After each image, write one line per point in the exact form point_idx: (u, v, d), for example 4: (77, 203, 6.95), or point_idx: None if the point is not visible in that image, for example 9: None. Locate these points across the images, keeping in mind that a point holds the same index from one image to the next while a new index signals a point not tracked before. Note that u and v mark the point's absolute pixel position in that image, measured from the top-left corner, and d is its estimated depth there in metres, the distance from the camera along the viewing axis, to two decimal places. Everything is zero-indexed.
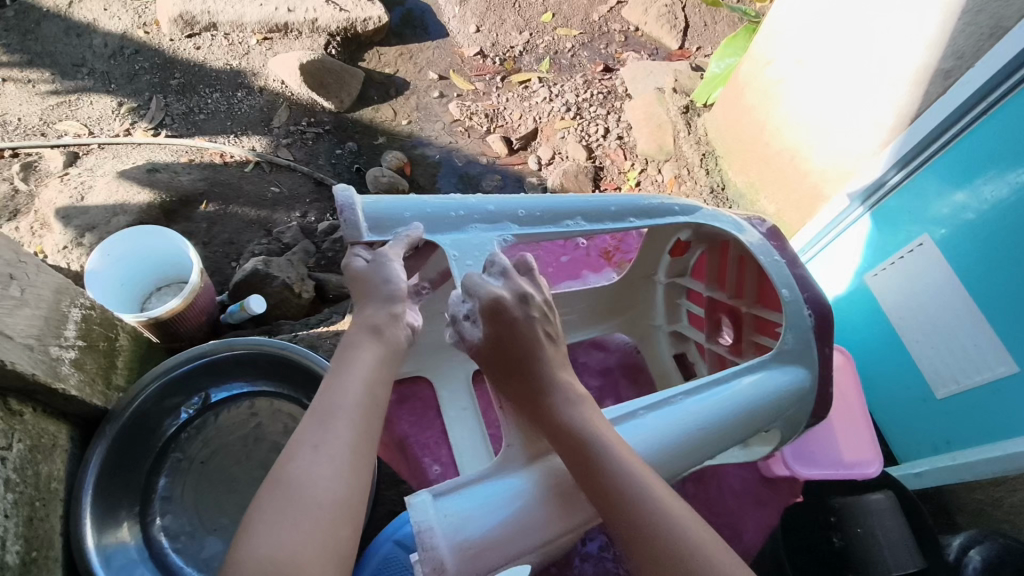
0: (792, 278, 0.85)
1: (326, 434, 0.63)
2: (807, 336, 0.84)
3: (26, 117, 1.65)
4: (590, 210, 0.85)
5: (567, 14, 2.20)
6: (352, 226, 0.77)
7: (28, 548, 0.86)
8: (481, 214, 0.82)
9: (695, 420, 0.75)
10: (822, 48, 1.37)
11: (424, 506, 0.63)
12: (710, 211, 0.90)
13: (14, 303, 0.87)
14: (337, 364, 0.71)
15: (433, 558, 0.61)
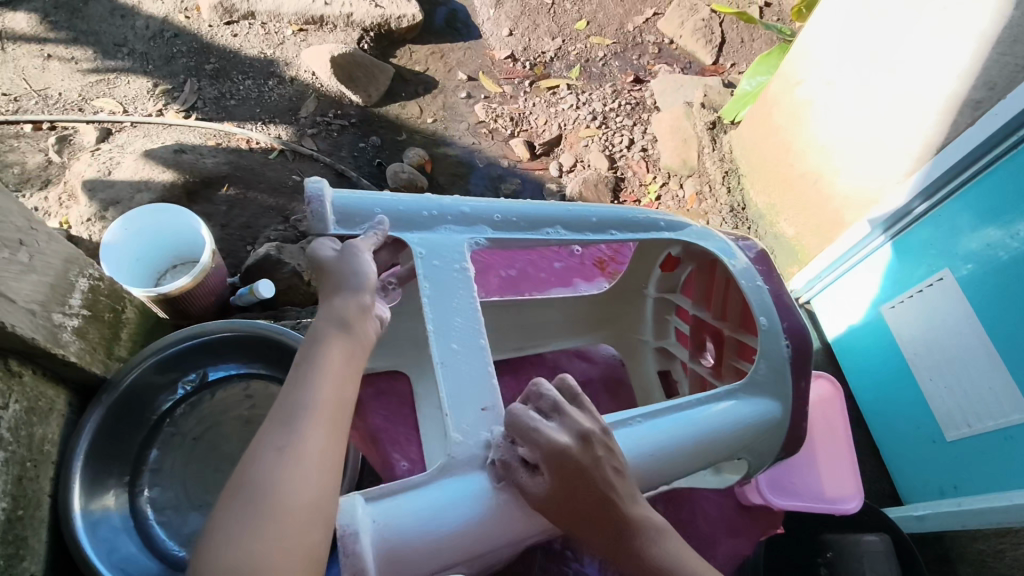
0: (771, 305, 0.84)
1: (293, 438, 0.61)
2: (781, 364, 0.83)
3: (67, 92, 1.71)
4: (568, 219, 0.85)
5: (601, 23, 2.19)
6: (318, 219, 0.76)
7: (14, 507, 0.89)
8: (455, 216, 0.83)
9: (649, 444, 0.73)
10: (853, 70, 1.33)
11: (352, 510, 0.62)
12: (697, 228, 0.91)
13: (22, 269, 0.89)
14: (302, 360, 0.69)
15: (355, 562, 0.60)
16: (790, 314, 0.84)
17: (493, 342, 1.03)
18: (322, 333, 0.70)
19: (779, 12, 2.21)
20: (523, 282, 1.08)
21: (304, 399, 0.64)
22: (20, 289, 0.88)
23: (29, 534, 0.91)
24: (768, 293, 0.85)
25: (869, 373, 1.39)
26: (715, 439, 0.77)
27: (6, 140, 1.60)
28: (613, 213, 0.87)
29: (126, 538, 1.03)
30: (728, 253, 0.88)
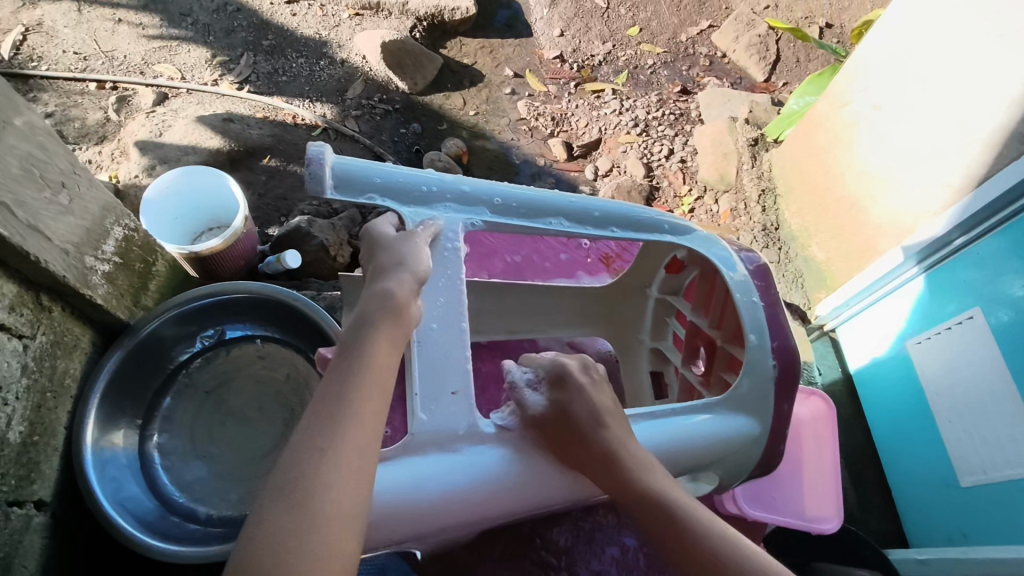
0: (764, 323, 0.83)
1: (338, 439, 0.60)
2: (765, 386, 0.82)
3: (131, 56, 1.81)
4: (568, 211, 0.85)
5: (655, 31, 2.16)
6: (315, 181, 0.73)
7: (31, 431, 0.94)
8: (455, 194, 0.83)
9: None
10: (902, 95, 1.29)
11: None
12: (703, 235, 0.90)
13: (60, 210, 0.95)
14: (347, 351, 0.67)
15: None
16: (782, 333, 0.83)
17: (495, 328, 1.04)
18: (376, 316, 0.69)
19: (840, 35, 2.16)
20: (528, 269, 1.10)
21: (350, 400, 0.63)
22: (58, 229, 0.93)
23: (42, 460, 0.96)
24: (764, 311, 0.84)
25: (887, 408, 1.35)
26: (682, 453, 0.78)
27: (71, 96, 1.70)
28: (613, 207, 0.87)
29: (132, 480, 1.07)
30: (728, 263, 0.88)
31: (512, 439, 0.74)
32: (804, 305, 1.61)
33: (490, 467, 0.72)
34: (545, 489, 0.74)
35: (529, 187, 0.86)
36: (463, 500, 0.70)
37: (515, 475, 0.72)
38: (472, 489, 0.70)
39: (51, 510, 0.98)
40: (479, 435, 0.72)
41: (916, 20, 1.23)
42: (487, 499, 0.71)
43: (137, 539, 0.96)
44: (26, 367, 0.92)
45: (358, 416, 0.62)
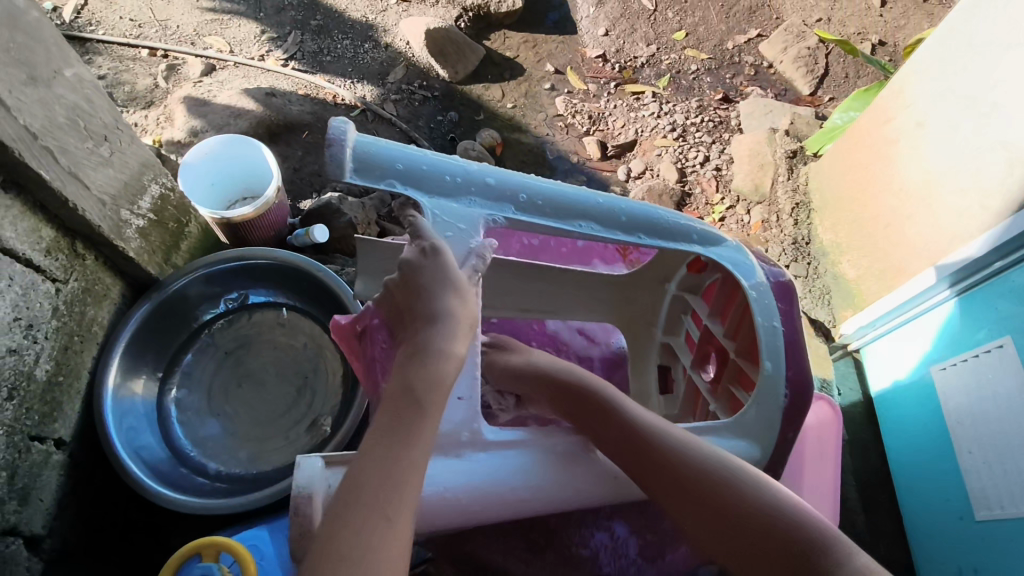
0: (782, 350, 0.81)
1: (393, 496, 0.60)
2: (773, 414, 0.80)
3: (184, 26, 1.86)
4: (595, 212, 0.82)
5: (701, 36, 2.12)
6: (335, 163, 0.70)
7: (57, 371, 0.98)
8: (480, 186, 0.79)
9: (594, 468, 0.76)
10: (946, 111, 1.26)
11: (310, 470, 0.65)
12: (730, 244, 0.88)
13: (100, 161, 0.99)
14: (402, 395, 0.65)
15: (305, 523, 0.63)
16: (798, 363, 0.81)
17: (509, 310, 1.05)
18: (440, 376, 0.66)
19: (893, 52, 2.10)
20: (544, 253, 1.09)
21: (406, 457, 0.62)
22: (96, 178, 0.98)
23: (64, 400, 1.00)
24: (783, 337, 0.82)
25: (907, 433, 1.31)
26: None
27: (124, 61, 1.76)
28: (640, 210, 0.84)
29: (148, 430, 1.10)
30: (750, 273, 0.86)
31: (512, 447, 0.73)
32: (828, 322, 1.57)
33: (492, 474, 0.71)
34: (545, 503, 0.74)
35: (555, 183, 0.82)
36: (462, 508, 0.70)
37: (516, 487, 0.71)
38: (472, 497, 0.70)
39: (68, 450, 1.02)
40: (480, 442, 0.72)
41: (969, 36, 1.19)
42: (486, 507, 0.71)
43: (145, 485, 0.99)
44: (56, 309, 0.96)
45: (413, 472, 0.62)
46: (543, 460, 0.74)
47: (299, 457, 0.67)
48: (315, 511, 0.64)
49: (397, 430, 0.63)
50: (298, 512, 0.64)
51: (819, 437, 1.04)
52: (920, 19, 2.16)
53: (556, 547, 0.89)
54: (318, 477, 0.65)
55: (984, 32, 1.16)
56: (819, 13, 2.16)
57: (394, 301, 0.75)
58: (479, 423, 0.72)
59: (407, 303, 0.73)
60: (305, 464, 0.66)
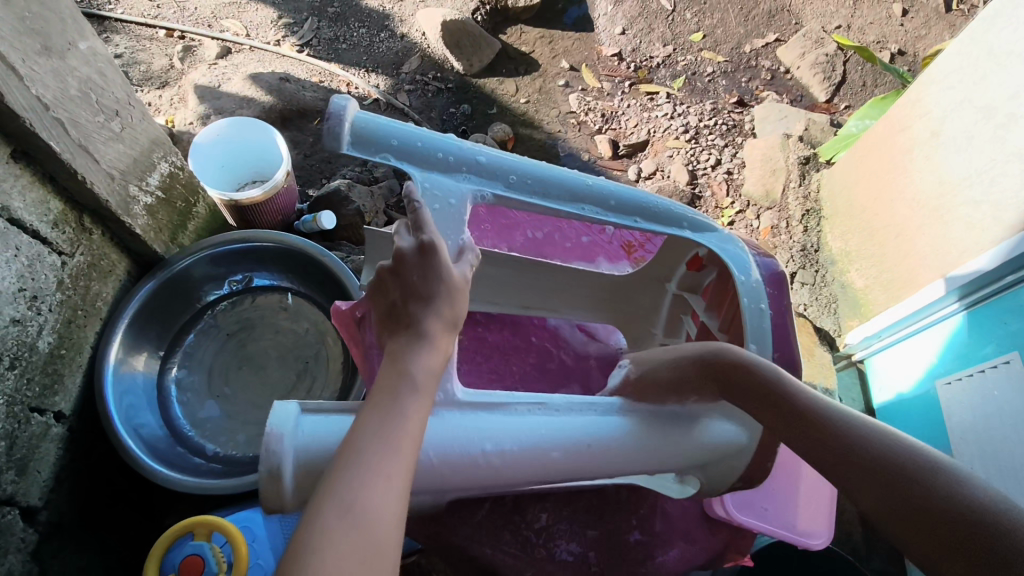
0: (768, 334, 0.80)
1: (392, 453, 0.58)
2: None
3: (201, 9, 1.87)
4: (584, 193, 0.81)
5: (718, 39, 2.10)
6: (331, 137, 0.71)
7: (59, 344, 0.98)
8: (470, 164, 0.79)
9: (566, 434, 0.72)
10: (962, 122, 1.24)
11: (285, 414, 0.66)
12: (722, 233, 0.87)
13: (110, 136, 0.99)
14: (394, 373, 0.64)
15: (273, 462, 0.63)
16: (786, 347, 0.80)
17: (511, 304, 1.04)
18: (431, 363, 0.66)
19: (912, 62, 2.07)
20: (547, 247, 1.09)
21: (399, 423, 0.60)
22: (106, 153, 0.98)
23: (65, 373, 1.01)
24: (770, 322, 0.81)
25: None
26: (655, 452, 0.75)
27: (141, 41, 1.77)
28: (634, 196, 0.84)
29: (147, 408, 1.10)
30: (742, 264, 0.85)
31: (487, 410, 0.71)
32: (834, 331, 1.57)
33: (464, 434, 0.69)
34: (521, 473, 0.71)
35: (546, 165, 0.82)
36: (430, 469, 0.68)
37: (487, 450, 0.69)
38: (441, 458, 0.68)
39: (68, 423, 1.02)
40: (452, 402, 0.70)
41: (991, 45, 1.18)
42: (453, 470, 0.68)
43: (142, 462, 0.99)
44: (61, 281, 0.97)
45: (411, 436, 0.60)
46: (517, 423, 0.71)
47: (277, 403, 0.67)
48: (284, 452, 0.64)
49: (389, 401, 0.62)
50: (267, 451, 0.63)
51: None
52: (941, 30, 2.13)
53: (545, 543, 0.87)
54: (292, 421, 0.66)
55: (1006, 42, 1.15)
56: (840, 19, 2.14)
57: (386, 295, 0.72)
58: (452, 383, 0.71)
59: (399, 298, 0.70)
60: (281, 410, 0.67)
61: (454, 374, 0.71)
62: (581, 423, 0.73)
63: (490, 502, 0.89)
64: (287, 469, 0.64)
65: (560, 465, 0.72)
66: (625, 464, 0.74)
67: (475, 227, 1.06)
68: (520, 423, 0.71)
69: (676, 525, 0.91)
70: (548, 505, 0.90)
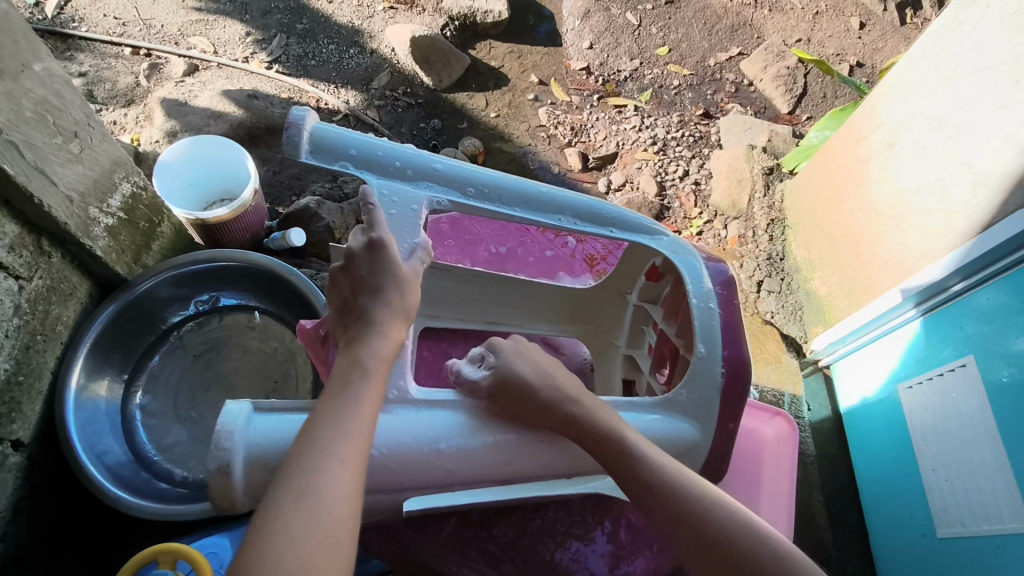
0: (718, 332, 0.80)
1: (342, 437, 0.59)
2: (710, 394, 0.78)
3: (168, 26, 1.86)
4: (540, 203, 0.82)
5: (684, 52, 2.14)
6: (291, 145, 0.71)
7: (16, 371, 0.96)
8: (428, 172, 0.79)
9: (516, 434, 0.71)
10: (915, 132, 1.28)
11: (237, 411, 0.64)
12: (676, 241, 0.88)
13: (69, 158, 0.98)
14: (347, 363, 0.65)
15: (223, 458, 0.62)
16: (736, 345, 0.79)
17: (476, 318, 1.04)
18: (382, 350, 0.67)
19: (870, 74, 2.14)
20: (511, 261, 1.10)
21: (350, 408, 0.61)
22: (65, 175, 0.97)
23: (24, 401, 0.98)
24: (719, 319, 0.81)
25: (873, 447, 1.34)
26: None
27: (106, 58, 1.75)
28: (592, 206, 0.84)
29: (111, 433, 1.08)
30: (696, 273, 0.85)
31: (442, 408, 0.70)
32: (800, 337, 1.61)
33: (419, 432, 0.68)
34: (479, 476, 0.70)
35: (502, 174, 0.83)
36: (384, 466, 0.66)
37: (443, 450, 0.68)
38: (394, 456, 0.66)
39: (27, 451, 1.00)
40: (407, 400, 0.69)
41: (939, 59, 1.22)
42: (407, 472, 0.67)
43: (105, 489, 0.97)
44: (19, 307, 0.94)
45: (361, 424, 0.61)
46: (471, 421, 0.70)
47: (229, 403, 0.66)
48: (235, 449, 0.62)
49: (338, 390, 0.63)
50: (217, 447, 0.62)
51: (777, 450, 1.04)
52: (897, 42, 2.21)
53: (512, 558, 0.88)
54: (244, 417, 0.64)
55: (953, 55, 1.20)
56: (800, 33, 2.20)
57: (337, 291, 0.74)
58: (406, 381, 0.70)
59: (349, 293, 0.72)
60: (233, 408, 0.65)
61: (408, 373, 0.71)
62: (533, 419, 0.73)
63: (455, 519, 0.88)
64: (237, 464, 0.62)
65: (514, 466, 0.71)
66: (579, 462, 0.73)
67: (439, 243, 1.08)
68: (474, 419, 0.71)
69: (641, 534, 0.92)
70: (514, 520, 0.90)
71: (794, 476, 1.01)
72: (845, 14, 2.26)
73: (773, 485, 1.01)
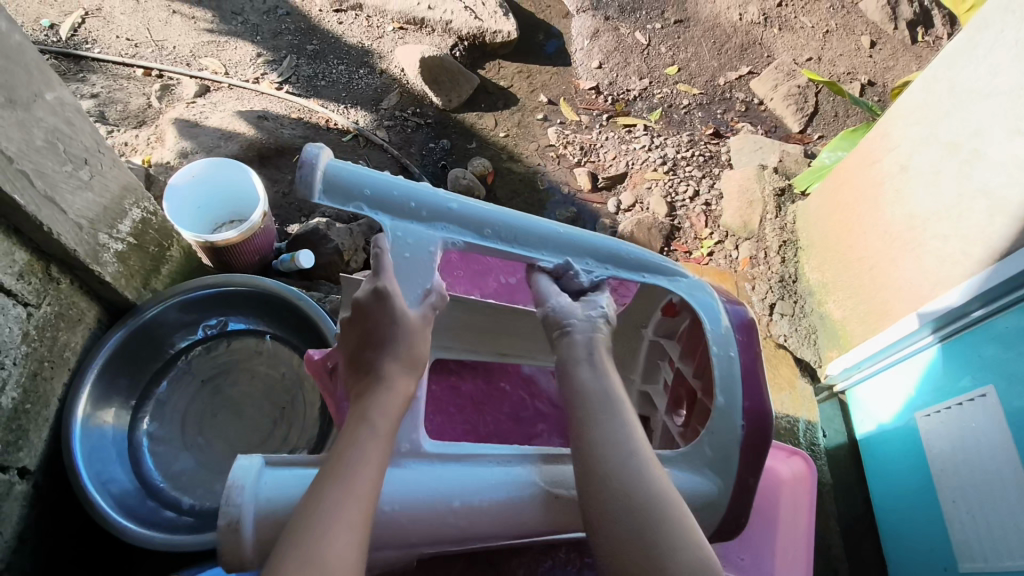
0: (738, 382, 0.78)
1: (351, 498, 0.58)
2: (730, 445, 0.75)
3: (180, 47, 1.88)
4: (556, 244, 0.80)
5: (693, 72, 2.14)
6: (305, 185, 0.71)
7: (23, 399, 0.95)
8: (443, 213, 0.78)
9: (529, 488, 0.68)
10: (929, 156, 1.27)
11: (248, 465, 0.63)
12: (692, 280, 0.86)
13: (78, 185, 0.98)
14: (353, 419, 0.66)
15: (232, 514, 0.60)
16: (756, 394, 0.77)
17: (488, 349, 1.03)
18: (386, 404, 0.67)
19: (881, 93, 2.13)
20: (521, 292, 1.07)
21: (356, 466, 0.61)
22: (74, 203, 0.97)
23: (31, 428, 0.97)
24: (740, 368, 0.78)
25: (893, 479, 1.31)
26: None
27: (118, 80, 1.76)
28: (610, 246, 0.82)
29: (117, 461, 1.07)
30: (712, 312, 0.83)
31: (456, 462, 0.69)
32: (814, 362, 1.58)
33: (432, 487, 0.66)
34: (493, 534, 0.67)
35: (517, 213, 0.81)
36: (393, 522, 0.64)
37: (456, 507, 0.66)
38: (406, 511, 0.65)
39: (33, 479, 0.99)
40: (419, 453, 0.69)
41: (952, 84, 1.21)
42: (418, 530, 0.65)
43: (110, 519, 0.96)
44: (26, 334, 0.94)
45: (368, 482, 0.60)
46: (484, 473, 0.68)
47: (239, 458, 0.65)
48: (245, 504, 0.61)
49: (346, 448, 0.63)
50: (226, 504, 0.61)
51: (793, 490, 1.01)
52: (908, 61, 2.20)
53: None
54: (255, 471, 0.63)
55: (966, 80, 1.18)
56: (810, 52, 2.19)
57: (347, 341, 0.74)
58: (418, 434, 0.70)
59: (357, 346, 0.73)
60: (244, 463, 0.64)
61: (420, 425, 0.71)
62: (549, 473, 0.70)
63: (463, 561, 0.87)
64: (248, 521, 0.61)
65: (536, 526, 0.68)
66: None
67: (448, 273, 1.06)
68: (492, 473, 0.69)
69: None
70: (525, 561, 0.88)
71: (812, 518, 0.98)
72: (855, 32, 2.25)
73: (790, 528, 0.99)
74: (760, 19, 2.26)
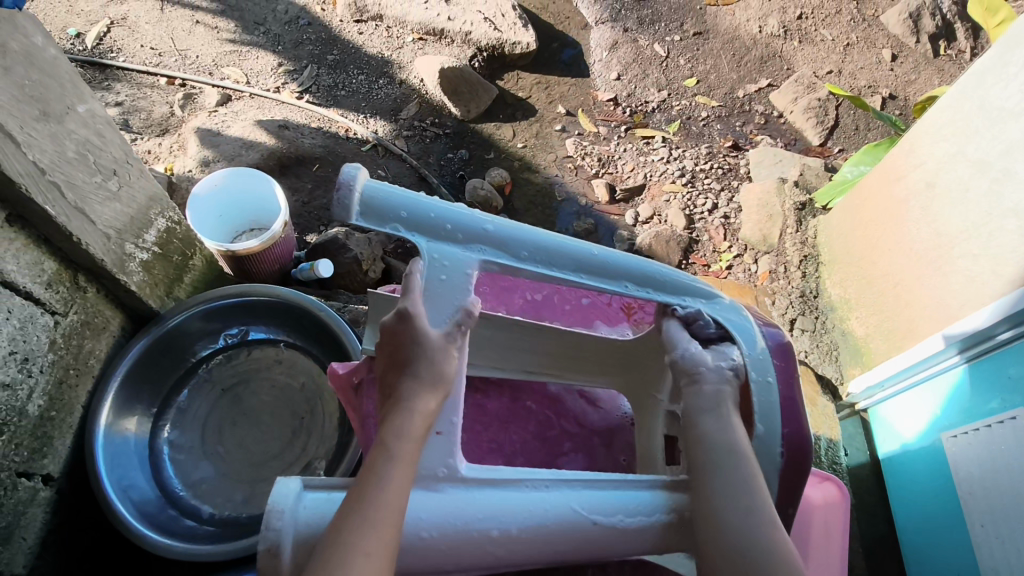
0: (776, 407, 0.77)
1: (366, 527, 0.59)
2: (770, 474, 0.75)
3: (202, 56, 1.90)
4: (590, 265, 0.79)
5: (712, 84, 2.13)
6: (341, 206, 0.71)
7: (49, 406, 0.96)
8: (477, 234, 0.77)
9: (562, 516, 0.67)
10: (957, 174, 1.25)
11: (287, 488, 0.63)
12: (726, 302, 0.85)
13: (107, 196, 0.99)
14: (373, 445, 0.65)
15: (272, 539, 0.60)
16: (795, 422, 0.76)
17: (509, 364, 1.02)
18: (408, 429, 0.66)
19: (902, 107, 2.11)
20: (545, 309, 1.08)
21: (379, 494, 0.61)
22: (103, 213, 0.97)
23: (55, 435, 0.98)
24: (778, 395, 0.78)
25: (917, 501, 1.28)
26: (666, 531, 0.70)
27: (142, 88, 1.78)
28: (644, 268, 0.82)
29: (139, 469, 1.07)
30: (748, 335, 0.82)
31: (491, 486, 0.68)
32: (836, 379, 1.57)
33: (468, 513, 0.66)
34: (525, 560, 0.67)
35: (551, 232, 0.80)
36: (423, 546, 0.65)
37: (493, 535, 0.66)
38: (441, 536, 0.65)
39: (57, 486, 0.99)
40: (456, 478, 0.68)
41: (982, 101, 1.20)
42: (453, 556, 0.65)
43: (132, 528, 0.96)
44: (53, 342, 0.94)
45: (387, 510, 0.60)
46: (519, 500, 0.67)
47: (279, 480, 0.65)
48: (284, 529, 0.61)
49: (367, 475, 0.63)
50: (266, 528, 0.60)
51: (825, 518, 1.00)
52: (930, 74, 2.18)
53: None
54: (295, 495, 0.63)
55: (997, 98, 1.17)
56: (831, 65, 2.18)
57: (381, 361, 0.75)
58: (455, 459, 0.69)
59: (388, 368, 0.73)
60: (283, 485, 0.64)
61: (456, 449, 0.69)
62: (586, 499, 0.69)
63: None
64: (288, 546, 0.61)
65: (568, 553, 0.68)
66: (630, 544, 0.69)
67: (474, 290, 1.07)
68: (528, 499, 0.68)
69: None
70: None
71: (845, 550, 0.97)
72: (876, 45, 2.24)
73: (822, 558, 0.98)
74: (780, 31, 2.25)
